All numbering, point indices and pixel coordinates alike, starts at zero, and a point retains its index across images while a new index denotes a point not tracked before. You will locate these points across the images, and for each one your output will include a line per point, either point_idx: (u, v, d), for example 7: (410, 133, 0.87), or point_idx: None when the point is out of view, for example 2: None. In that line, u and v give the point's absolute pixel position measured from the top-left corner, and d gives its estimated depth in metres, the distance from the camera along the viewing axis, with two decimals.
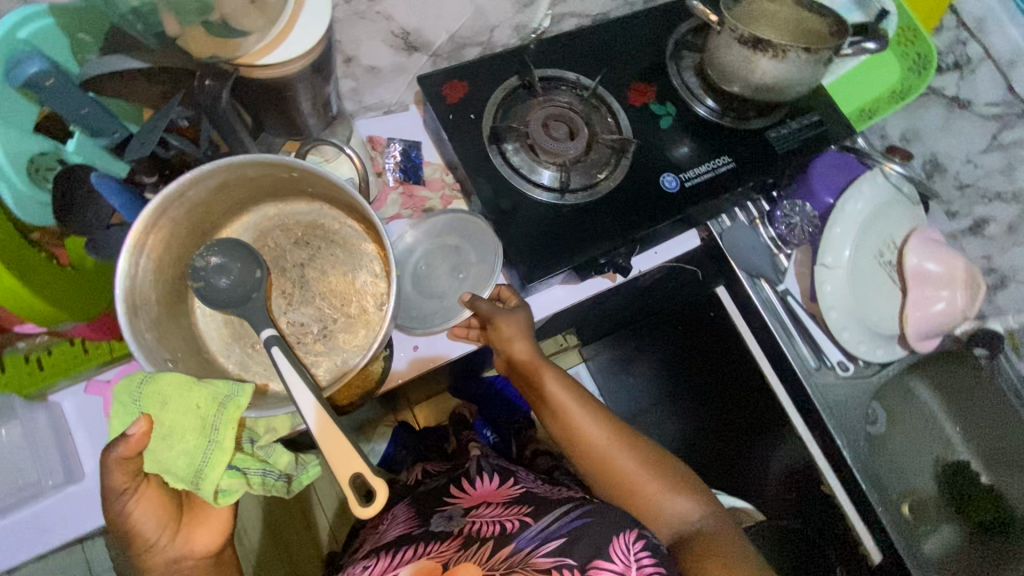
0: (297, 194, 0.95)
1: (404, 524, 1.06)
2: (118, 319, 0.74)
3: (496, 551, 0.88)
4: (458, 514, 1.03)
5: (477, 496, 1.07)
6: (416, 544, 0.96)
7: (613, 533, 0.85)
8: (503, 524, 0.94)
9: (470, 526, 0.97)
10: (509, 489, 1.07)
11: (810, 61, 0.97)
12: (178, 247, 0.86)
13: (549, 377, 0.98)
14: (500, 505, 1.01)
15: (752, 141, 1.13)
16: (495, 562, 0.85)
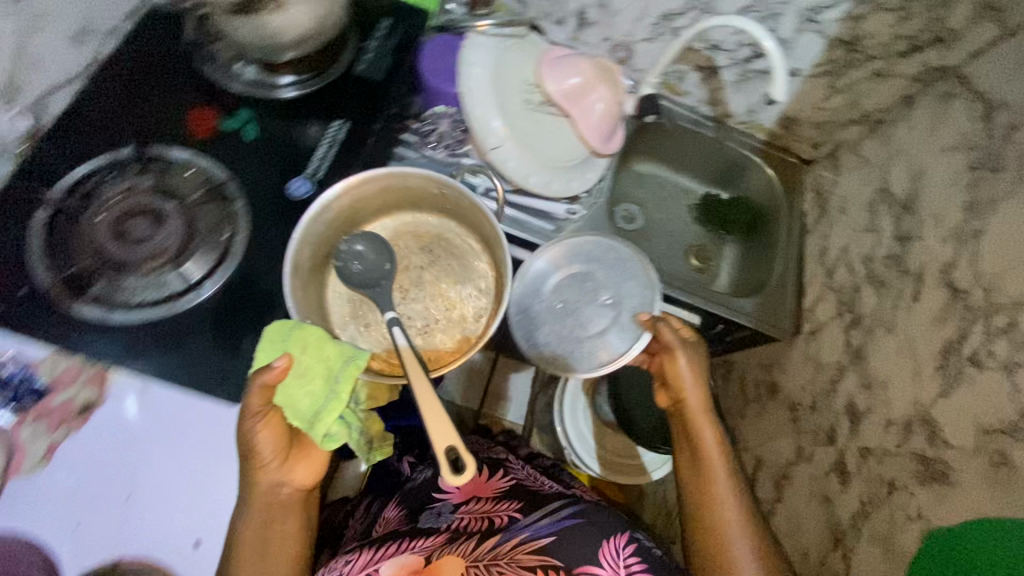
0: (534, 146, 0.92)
1: (394, 521, 0.90)
2: (422, 229, 0.85)
3: (479, 546, 0.78)
4: (449, 510, 0.87)
5: (471, 489, 0.91)
6: (406, 538, 0.83)
7: (602, 540, 0.77)
8: (494, 521, 0.82)
9: (461, 524, 0.84)
10: (497, 483, 0.91)
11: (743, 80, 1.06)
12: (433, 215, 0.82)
13: (709, 436, 0.78)
14: (490, 498, 0.88)
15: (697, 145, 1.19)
16: (482, 557, 0.76)
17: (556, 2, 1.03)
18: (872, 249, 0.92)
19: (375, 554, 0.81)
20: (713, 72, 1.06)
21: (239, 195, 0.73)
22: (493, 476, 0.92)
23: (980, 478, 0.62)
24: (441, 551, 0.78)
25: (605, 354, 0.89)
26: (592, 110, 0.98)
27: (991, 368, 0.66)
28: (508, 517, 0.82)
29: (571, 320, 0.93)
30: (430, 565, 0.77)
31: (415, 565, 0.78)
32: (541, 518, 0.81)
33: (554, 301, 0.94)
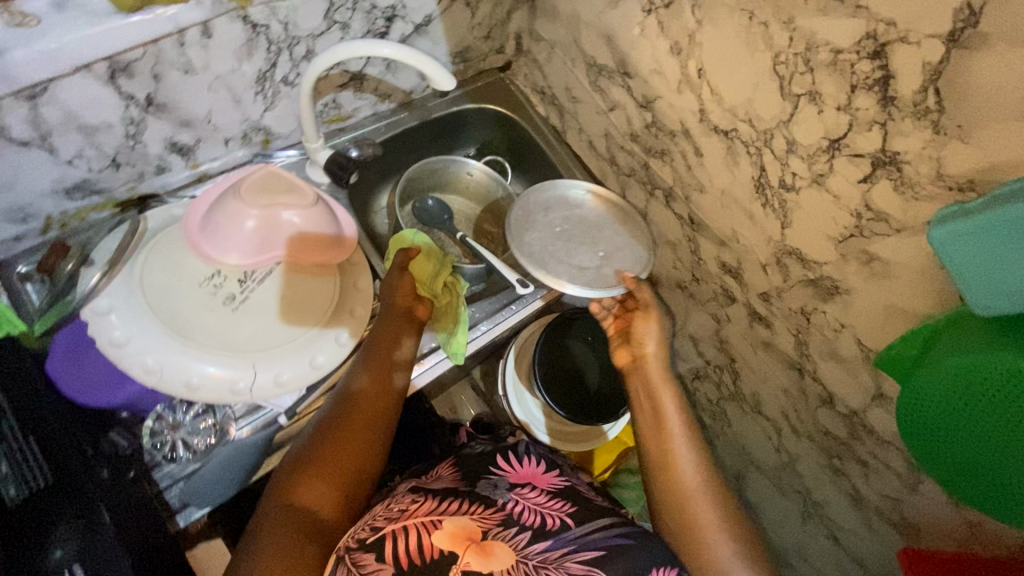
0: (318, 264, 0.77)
1: (448, 478, 0.69)
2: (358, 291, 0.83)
3: (530, 545, 0.59)
4: (506, 487, 0.67)
5: (526, 474, 0.71)
6: (464, 498, 0.64)
7: (649, 561, 0.58)
8: (546, 521, 0.62)
9: (518, 510, 0.63)
10: (554, 479, 0.70)
11: (392, 67, 0.90)
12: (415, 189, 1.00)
13: (667, 400, 0.74)
14: (546, 492, 0.67)
15: (407, 136, 1.00)
16: (533, 557, 0.57)
17: (133, 161, 0.74)
18: (628, 125, 0.87)
19: (440, 505, 0.62)
20: (360, 79, 0.88)
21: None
22: (551, 470, 0.72)
23: (863, 279, 0.66)
24: (496, 528, 0.60)
25: (577, 279, 0.89)
26: (298, 232, 0.75)
27: (804, 187, 0.66)
28: (562, 522, 0.62)
29: (563, 244, 0.92)
30: (486, 542, 0.58)
31: (472, 533, 0.58)
32: (588, 531, 0.61)
33: (559, 227, 0.94)
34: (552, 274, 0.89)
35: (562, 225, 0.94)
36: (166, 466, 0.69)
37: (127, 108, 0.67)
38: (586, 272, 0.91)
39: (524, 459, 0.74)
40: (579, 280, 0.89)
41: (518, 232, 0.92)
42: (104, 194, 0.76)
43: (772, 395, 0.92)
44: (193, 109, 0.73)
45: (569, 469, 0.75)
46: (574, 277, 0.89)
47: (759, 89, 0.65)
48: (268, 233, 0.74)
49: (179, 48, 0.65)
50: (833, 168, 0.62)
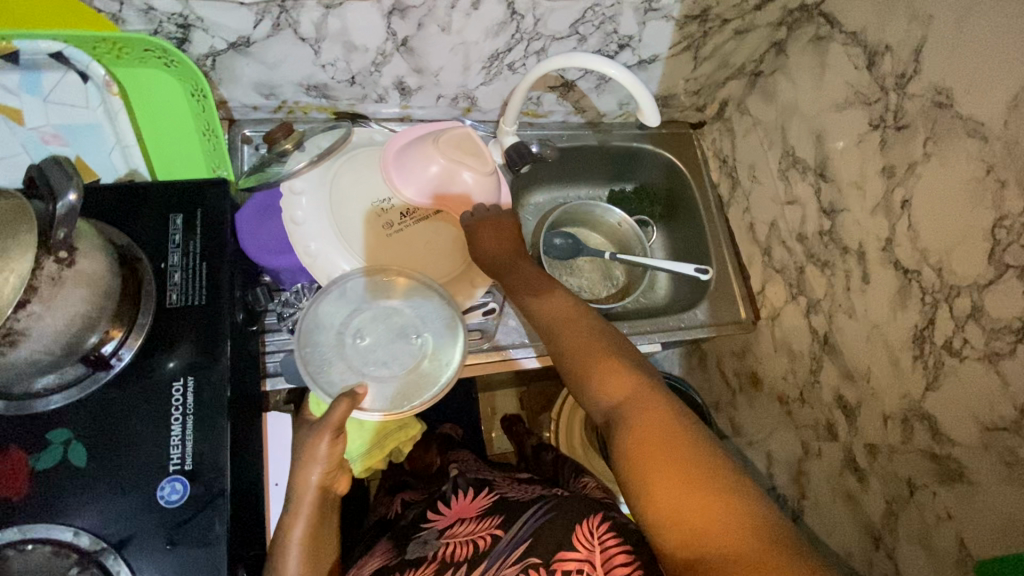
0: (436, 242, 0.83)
1: (383, 554, 0.78)
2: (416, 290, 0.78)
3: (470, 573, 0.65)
4: (435, 537, 0.74)
5: (457, 511, 0.78)
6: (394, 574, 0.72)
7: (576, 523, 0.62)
8: (478, 543, 0.68)
9: (447, 551, 0.70)
10: (480, 502, 0.77)
11: (599, 86, 0.96)
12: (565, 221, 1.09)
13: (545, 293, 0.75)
14: (474, 519, 0.74)
15: (582, 153, 1.05)
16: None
17: (365, 85, 0.86)
18: (800, 224, 0.86)
19: None
20: (568, 87, 0.95)
21: (108, 547, 0.59)
22: (478, 493, 0.79)
23: (997, 479, 0.59)
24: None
25: (387, 399, 0.69)
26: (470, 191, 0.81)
27: (970, 357, 0.62)
28: (490, 535, 0.68)
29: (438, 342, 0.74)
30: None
31: None
32: (517, 532, 0.65)
33: (349, 342, 0.72)
34: (379, 376, 0.70)
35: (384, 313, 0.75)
36: (280, 334, 0.81)
37: (386, 41, 0.78)
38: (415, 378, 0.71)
39: (455, 498, 0.82)
40: (388, 402, 0.69)
41: (301, 355, 0.69)
42: (331, 101, 0.88)
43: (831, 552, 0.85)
44: (429, 59, 0.82)
45: (501, 482, 0.83)
46: (439, 354, 0.73)
47: (966, 243, 0.61)
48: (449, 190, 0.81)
49: (448, 9, 0.74)
50: (1015, 352, 0.57)
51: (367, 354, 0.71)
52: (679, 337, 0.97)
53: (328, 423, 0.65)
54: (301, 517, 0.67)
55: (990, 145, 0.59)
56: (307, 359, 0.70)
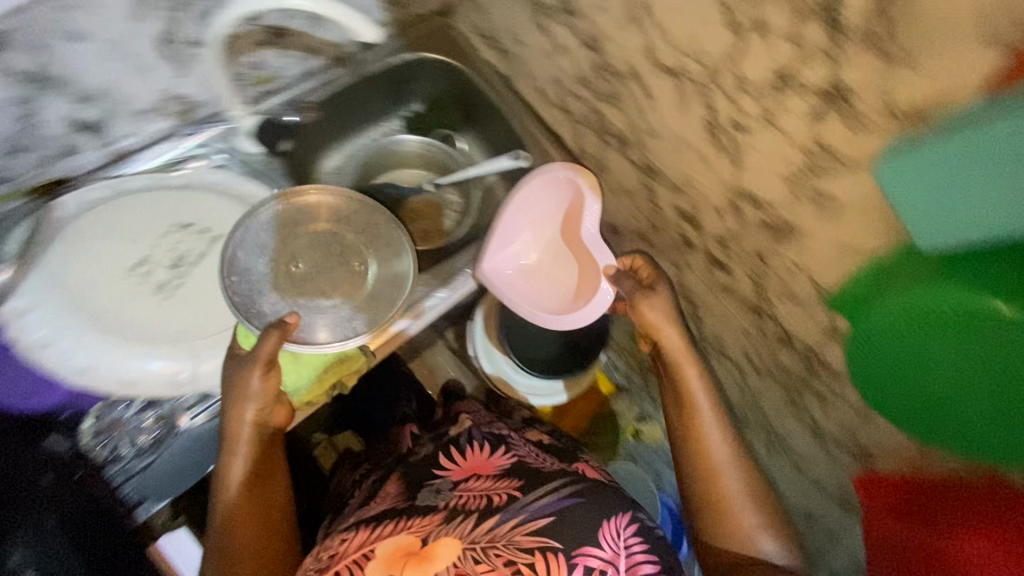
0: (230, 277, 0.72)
1: (392, 495, 0.75)
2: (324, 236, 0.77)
3: (479, 526, 0.65)
4: (448, 488, 0.73)
5: (471, 466, 0.77)
6: (402, 516, 0.69)
7: (601, 518, 0.66)
8: (494, 500, 0.69)
9: (460, 501, 0.70)
10: (501, 461, 0.77)
11: (314, 22, 0.81)
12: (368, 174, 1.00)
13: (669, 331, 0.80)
14: (492, 475, 0.73)
15: (343, 98, 0.92)
16: (480, 539, 0.63)
17: (35, 144, 0.68)
18: (576, 68, 0.82)
19: (372, 534, 0.68)
20: (281, 34, 0.80)
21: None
22: (495, 452, 0.78)
23: (815, 219, 0.64)
24: (436, 531, 0.65)
25: (334, 331, 0.73)
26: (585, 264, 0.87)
27: (755, 126, 0.63)
28: (509, 495, 0.69)
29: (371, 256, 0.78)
30: (427, 548, 0.63)
31: (410, 547, 0.64)
32: (538, 497, 0.68)
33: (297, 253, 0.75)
34: (322, 307, 0.74)
35: (310, 236, 0.77)
36: (118, 463, 0.68)
37: (9, 83, 0.60)
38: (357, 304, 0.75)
39: (469, 451, 0.80)
40: (335, 333, 0.73)
41: (229, 286, 0.70)
42: (11, 182, 0.71)
43: (734, 336, 0.94)
44: (87, 79, 0.65)
45: (516, 439, 0.82)
46: (385, 264, 0.77)
47: (706, 21, 0.60)
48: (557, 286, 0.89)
49: (54, 11, 0.57)
50: (783, 104, 0.59)
51: (306, 284, 0.75)
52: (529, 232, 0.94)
53: (258, 356, 0.66)
54: (240, 455, 0.68)
55: None
56: (236, 287, 0.71)
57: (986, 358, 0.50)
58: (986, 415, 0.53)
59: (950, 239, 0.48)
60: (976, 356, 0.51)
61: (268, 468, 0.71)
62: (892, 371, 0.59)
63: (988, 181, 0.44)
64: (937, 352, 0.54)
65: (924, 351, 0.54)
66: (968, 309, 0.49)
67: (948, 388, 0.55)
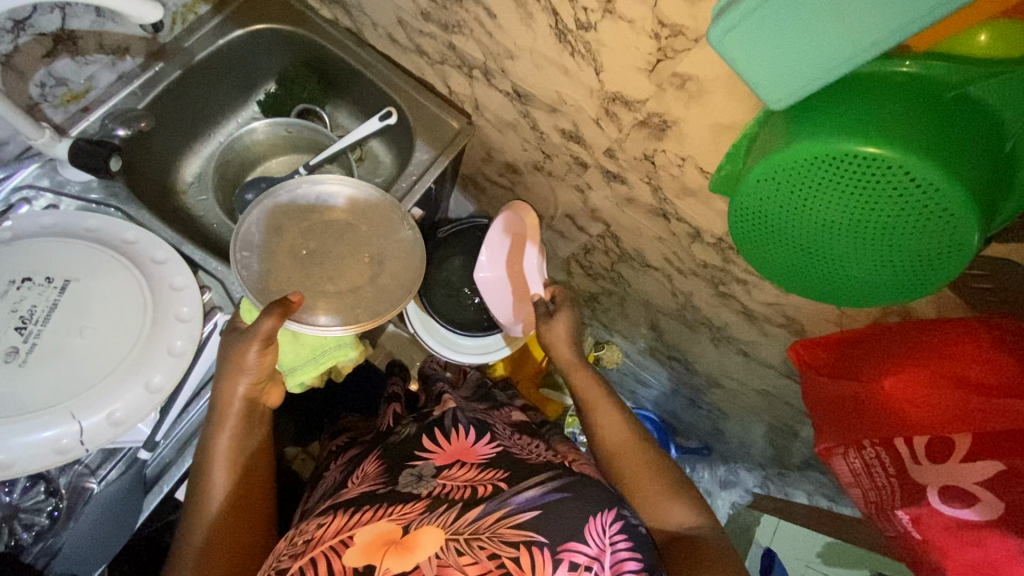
0: (91, 317, 0.64)
1: (371, 477, 0.64)
2: (314, 222, 0.77)
3: (462, 516, 0.54)
4: (430, 474, 0.62)
5: (455, 452, 0.66)
6: (382, 501, 0.58)
7: (587, 513, 0.56)
8: (477, 490, 0.58)
9: (443, 489, 0.58)
10: (485, 448, 0.66)
11: (98, 17, 0.70)
12: (232, 170, 0.91)
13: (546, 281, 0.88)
14: (477, 464, 0.62)
15: (175, 95, 0.83)
16: (464, 530, 0.53)
17: None
18: (414, 3, 0.75)
19: (351, 519, 0.56)
20: (69, 39, 0.70)
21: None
22: (482, 439, 0.67)
23: (683, 104, 0.61)
24: (420, 518, 0.54)
25: (334, 316, 0.73)
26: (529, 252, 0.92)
27: (598, 21, 0.59)
28: (494, 486, 0.58)
29: (356, 241, 0.77)
30: (409, 536, 0.52)
31: (391, 535, 0.53)
32: (523, 488, 0.57)
33: (293, 241, 0.76)
34: (327, 292, 0.74)
35: (321, 221, 0.77)
36: (37, 544, 0.63)
37: None
38: (358, 289, 0.75)
39: (454, 433, 0.69)
40: (336, 319, 0.73)
41: (238, 259, 0.72)
42: None
43: (652, 246, 0.92)
44: None
45: (501, 429, 0.72)
46: (382, 243, 0.77)
47: None
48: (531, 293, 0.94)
49: None
50: None
51: (311, 270, 0.75)
52: (417, 190, 0.88)
53: (257, 331, 0.64)
54: (226, 434, 0.65)
55: None
56: (247, 263, 0.73)
57: (862, 209, 0.46)
58: (884, 263, 0.49)
59: (794, 94, 0.45)
60: (854, 209, 0.46)
61: (251, 446, 0.68)
62: (798, 256, 0.53)
63: (809, 20, 0.40)
64: (828, 209, 0.48)
65: (804, 221, 0.50)
66: (827, 161, 0.45)
67: (840, 249, 0.50)
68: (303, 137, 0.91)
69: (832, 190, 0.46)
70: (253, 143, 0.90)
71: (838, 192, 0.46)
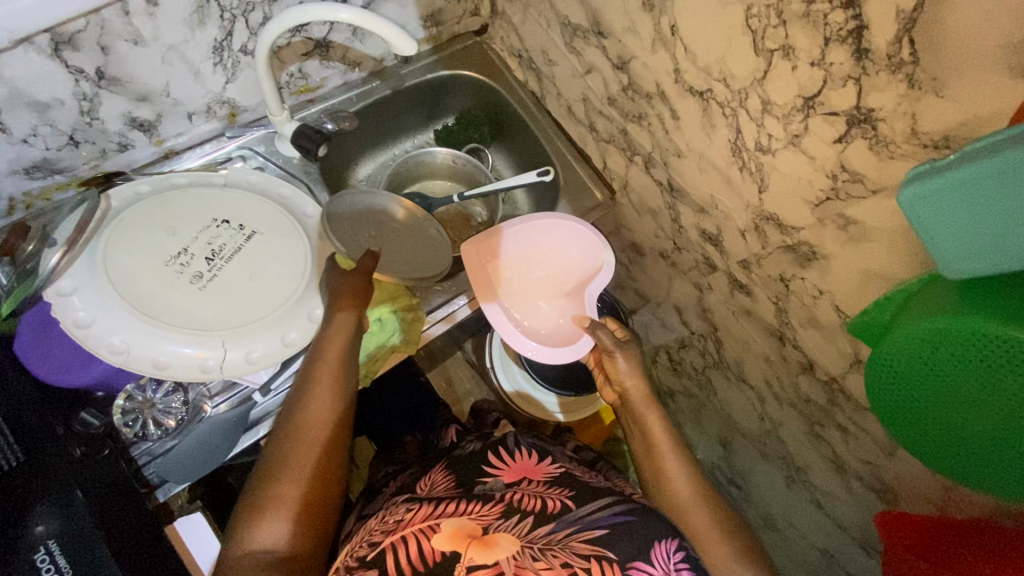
0: (262, 265, 0.75)
1: (443, 484, 0.67)
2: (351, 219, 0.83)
3: (535, 529, 0.57)
4: (502, 485, 0.64)
5: (522, 468, 0.68)
6: (461, 500, 0.62)
7: (653, 539, 0.56)
8: (548, 504, 0.60)
9: (516, 497, 0.61)
10: (550, 467, 0.68)
11: (354, 36, 0.85)
12: (397, 182, 1.03)
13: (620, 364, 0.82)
14: (544, 480, 0.65)
15: (379, 109, 0.97)
16: (538, 540, 0.55)
17: (92, 138, 0.73)
18: (605, 88, 0.85)
19: (437, 509, 0.61)
20: (324, 47, 0.85)
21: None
22: (544, 459, 0.70)
23: (840, 243, 0.63)
24: (496, 521, 0.58)
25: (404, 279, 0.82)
26: (580, 251, 0.89)
27: (779, 149, 0.64)
28: (563, 505, 0.60)
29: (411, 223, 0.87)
30: (488, 535, 0.56)
31: (472, 530, 0.56)
32: (591, 510, 0.59)
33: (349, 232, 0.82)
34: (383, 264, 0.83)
35: (361, 219, 0.84)
36: (144, 443, 0.71)
37: (77, 81, 0.66)
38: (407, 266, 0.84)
39: (517, 453, 0.71)
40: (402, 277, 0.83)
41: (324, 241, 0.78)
42: (67, 173, 0.75)
43: (755, 364, 0.92)
44: (152, 80, 0.71)
45: (562, 454, 0.74)
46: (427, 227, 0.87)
47: (733, 44, 0.62)
48: (568, 321, 0.85)
49: (122, 17, 0.62)
50: (807, 128, 0.59)
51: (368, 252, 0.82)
52: None
53: None
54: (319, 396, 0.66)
55: None
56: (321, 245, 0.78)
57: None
58: None
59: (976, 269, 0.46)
60: (1010, 391, 0.48)
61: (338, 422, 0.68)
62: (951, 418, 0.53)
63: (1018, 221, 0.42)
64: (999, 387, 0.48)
65: (953, 386, 0.51)
66: (1003, 345, 0.46)
67: (990, 425, 0.50)
68: (466, 170, 1.03)
69: (988, 367, 0.48)
70: (421, 164, 1.03)
71: (1010, 375, 0.47)
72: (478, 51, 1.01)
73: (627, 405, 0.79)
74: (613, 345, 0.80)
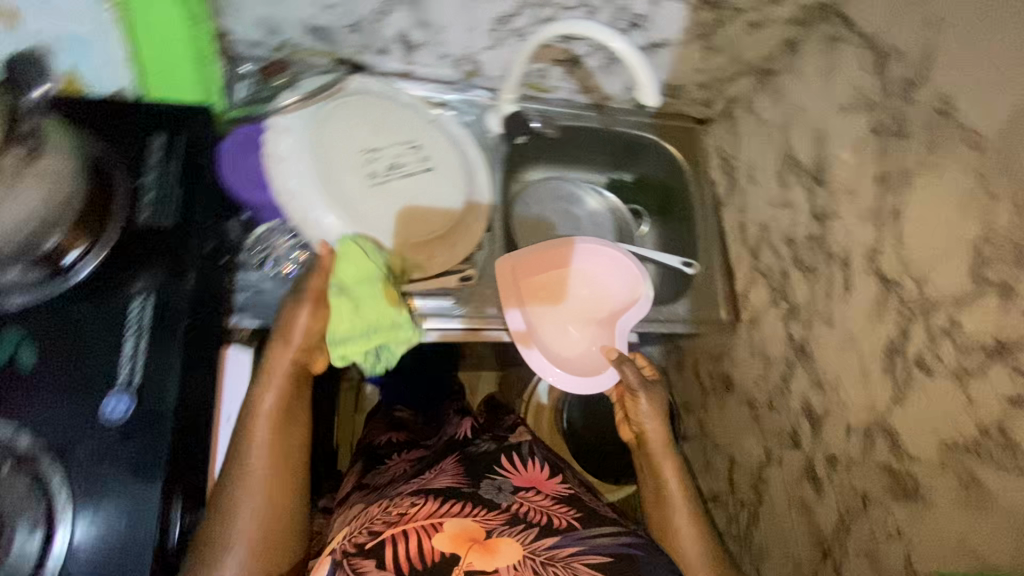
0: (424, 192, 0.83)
1: (450, 475, 0.70)
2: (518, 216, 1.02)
3: (537, 540, 0.59)
4: (510, 489, 0.67)
5: (530, 478, 0.72)
6: (466, 501, 0.63)
7: None
8: (554, 521, 0.62)
9: (523, 508, 0.63)
10: (558, 487, 0.71)
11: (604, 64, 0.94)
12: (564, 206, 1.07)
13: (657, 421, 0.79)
14: (552, 497, 0.67)
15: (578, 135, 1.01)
16: (541, 552, 0.57)
17: (368, 33, 0.85)
18: (791, 228, 0.84)
19: (440, 507, 0.62)
20: (576, 63, 0.93)
21: (31, 436, 0.58)
22: (553, 477, 0.73)
23: (953, 500, 0.58)
24: (500, 526, 0.60)
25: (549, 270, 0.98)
26: (617, 281, 0.88)
27: (940, 375, 0.60)
28: (568, 524, 0.62)
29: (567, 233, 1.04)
30: (490, 540, 0.57)
31: (475, 533, 0.58)
32: (595, 538, 0.61)
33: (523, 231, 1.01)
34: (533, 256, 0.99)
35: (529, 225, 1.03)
36: (249, 275, 0.79)
37: None
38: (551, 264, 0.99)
39: (528, 464, 0.75)
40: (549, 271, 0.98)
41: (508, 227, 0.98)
42: (331, 47, 0.87)
43: (781, 562, 0.84)
44: (437, 16, 0.83)
45: (571, 477, 0.77)
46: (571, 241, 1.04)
47: (951, 257, 0.60)
48: (594, 350, 0.85)
49: None
50: (984, 373, 0.56)
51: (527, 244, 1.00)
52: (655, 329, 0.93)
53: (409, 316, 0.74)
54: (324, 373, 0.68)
55: (987, 159, 0.57)
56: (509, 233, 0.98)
57: None
58: None
59: None
60: None
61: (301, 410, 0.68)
62: None
63: None
64: None
65: None
66: None
67: None
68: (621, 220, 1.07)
69: None
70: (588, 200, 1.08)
71: None
72: (691, 134, 1.04)
73: (644, 447, 0.79)
74: (638, 385, 0.79)
